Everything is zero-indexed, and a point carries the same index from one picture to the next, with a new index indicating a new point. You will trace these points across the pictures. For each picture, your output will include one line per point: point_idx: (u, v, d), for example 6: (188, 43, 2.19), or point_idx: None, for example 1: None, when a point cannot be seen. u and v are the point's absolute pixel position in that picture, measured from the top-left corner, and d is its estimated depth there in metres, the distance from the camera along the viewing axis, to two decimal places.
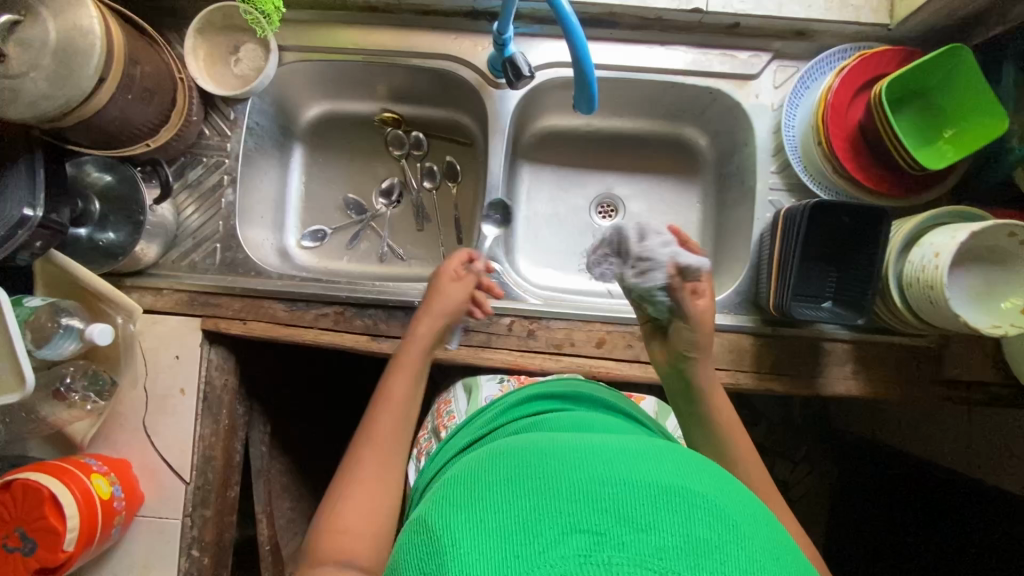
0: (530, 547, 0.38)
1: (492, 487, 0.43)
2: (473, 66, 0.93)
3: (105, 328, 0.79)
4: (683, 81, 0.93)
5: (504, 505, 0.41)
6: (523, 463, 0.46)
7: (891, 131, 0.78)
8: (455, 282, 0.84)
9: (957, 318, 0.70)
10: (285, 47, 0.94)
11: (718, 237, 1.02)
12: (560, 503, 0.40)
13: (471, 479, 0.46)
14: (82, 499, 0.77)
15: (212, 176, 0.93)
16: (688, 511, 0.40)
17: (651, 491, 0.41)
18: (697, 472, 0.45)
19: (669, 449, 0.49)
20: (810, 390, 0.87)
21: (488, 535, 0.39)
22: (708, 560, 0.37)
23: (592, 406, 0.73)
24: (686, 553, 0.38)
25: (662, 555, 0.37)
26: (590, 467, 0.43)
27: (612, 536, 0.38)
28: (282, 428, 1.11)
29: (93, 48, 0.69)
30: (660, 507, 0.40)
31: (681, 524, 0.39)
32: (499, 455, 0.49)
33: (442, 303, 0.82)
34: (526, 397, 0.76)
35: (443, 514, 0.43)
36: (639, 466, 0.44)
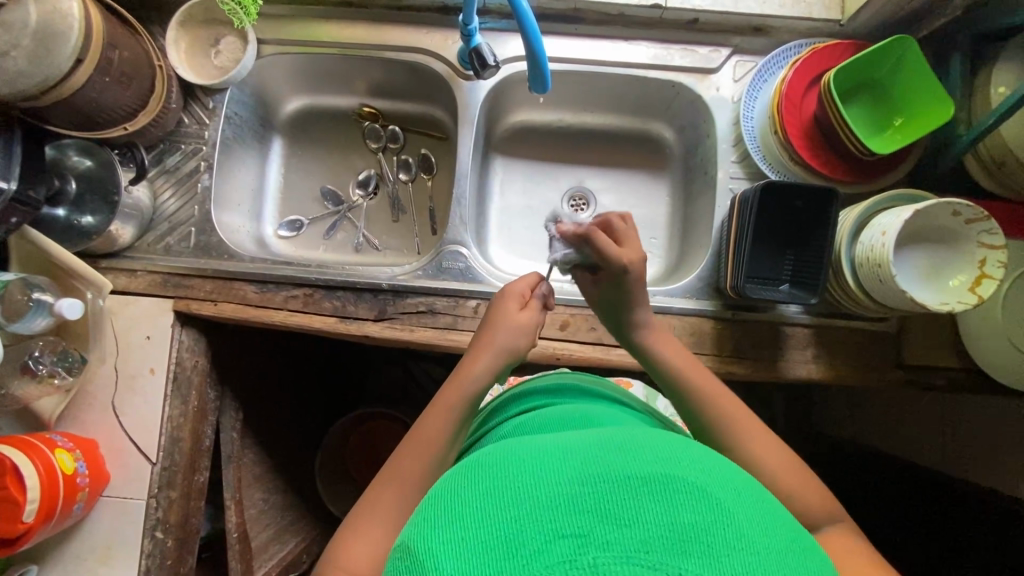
0: (515, 563, 0.36)
1: (471, 502, 0.41)
2: (444, 58, 0.97)
3: (74, 302, 0.81)
4: (646, 74, 0.96)
5: (487, 520, 0.39)
6: (500, 472, 0.43)
7: (840, 119, 0.81)
8: (524, 311, 0.75)
9: (904, 295, 0.71)
10: (264, 40, 0.98)
11: (685, 228, 1.04)
12: (541, 510, 0.39)
13: (448, 494, 0.44)
14: (46, 473, 0.78)
15: (189, 163, 0.96)
16: (670, 497, 0.39)
17: (629, 482, 0.40)
18: (675, 454, 0.44)
19: (645, 434, 0.47)
20: (771, 374, 0.88)
21: (470, 555, 0.37)
22: (696, 546, 0.36)
23: (582, 399, 0.72)
24: (672, 542, 0.36)
25: (647, 547, 0.36)
26: (568, 469, 0.42)
27: (596, 536, 0.37)
28: (255, 417, 1.12)
29: (71, 30, 0.72)
30: (641, 498, 0.39)
31: (664, 512, 0.38)
32: (474, 464, 0.47)
33: (511, 334, 0.72)
34: (515, 396, 0.76)
35: (421, 534, 0.40)
36: (616, 458, 0.42)
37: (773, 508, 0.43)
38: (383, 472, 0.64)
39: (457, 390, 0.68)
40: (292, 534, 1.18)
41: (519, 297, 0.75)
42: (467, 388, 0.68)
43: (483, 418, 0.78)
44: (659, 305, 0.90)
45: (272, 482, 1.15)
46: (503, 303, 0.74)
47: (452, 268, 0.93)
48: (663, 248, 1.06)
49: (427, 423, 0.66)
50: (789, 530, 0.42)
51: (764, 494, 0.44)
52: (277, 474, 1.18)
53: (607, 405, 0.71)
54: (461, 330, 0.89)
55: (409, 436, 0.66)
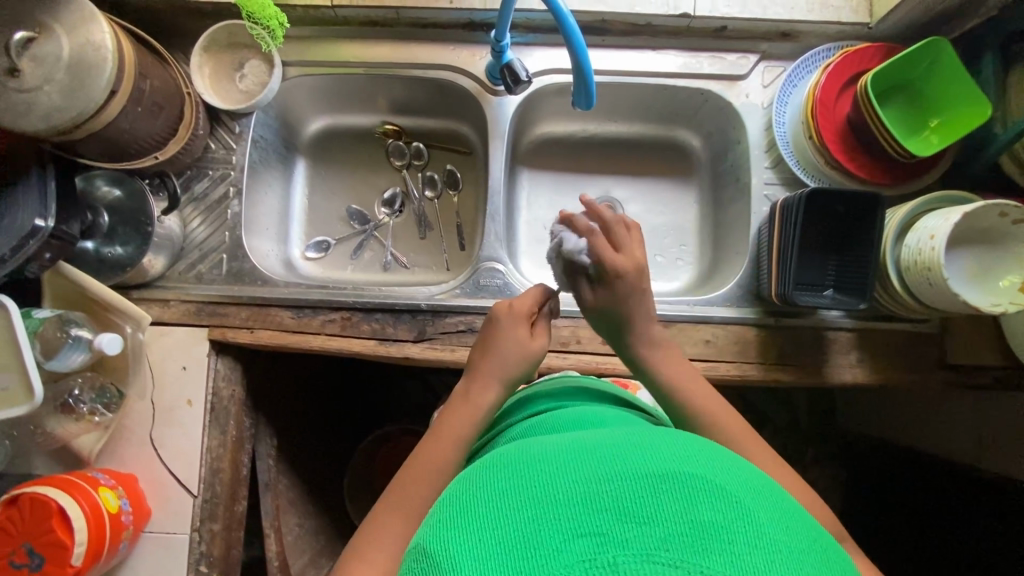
0: (532, 563, 0.36)
1: (486, 504, 0.41)
2: (472, 74, 0.96)
3: (114, 337, 0.80)
4: (675, 83, 0.96)
5: (504, 522, 0.39)
6: (515, 475, 0.43)
7: (879, 121, 0.81)
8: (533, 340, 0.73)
9: (957, 297, 0.71)
10: (288, 63, 0.97)
11: (715, 235, 1.04)
12: (558, 511, 0.38)
13: (462, 496, 0.43)
14: (92, 513, 0.76)
15: (218, 189, 0.94)
16: (689, 495, 0.38)
17: (647, 481, 0.39)
18: (695, 454, 0.43)
19: (661, 435, 0.47)
20: (815, 379, 0.87)
21: (489, 558, 0.37)
22: (716, 543, 0.35)
23: (592, 396, 0.71)
24: (690, 539, 0.36)
25: (667, 545, 0.35)
26: (584, 470, 0.41)
27: (614, 535, 0.36)
28: (289, 442, 1.10)
29: (105, 61, 0.71)
30: (659, 497, 0.38)
31: (683, 510, 0.37)
32: (488, 468, 0.46)
33: (518, 360, 0.71)
34: (525, 398, 0.74)
35: (437, 538, 0.40)
36: (634, 458, 0.42)
37: (792, 506, 0.42)
38: (383, 499, 0.63)
39: (463, 419, 0.67)
40: (328, 558, 1.16)
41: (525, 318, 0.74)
42: (470, 418, 0.67)
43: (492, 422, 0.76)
44: (701, 314, 0.89)
45: (306, 506, 1.14)
46: (513, 331, 0.72)
47: (489, 285, 0.92)
48: (694, 255, 1.06)
49: (425, 451, 0.65)
50: (813, 532, 0.40)
51: (784, 496, 0.43)
52: (312, 499, 1.16)
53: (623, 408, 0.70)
54: None
55: (407, 464, 0.65)
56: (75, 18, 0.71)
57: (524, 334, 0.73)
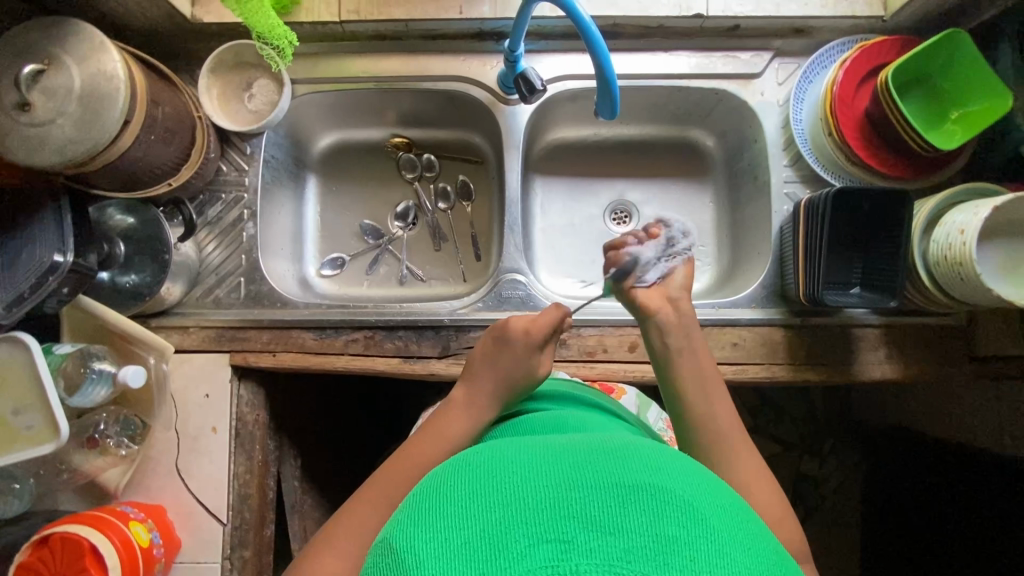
0: (499, 564, 0.36)
1: (456, 500, 0.40)
2: (484, 84, 0.95)
3: (138, 370, 0.78)
4: (689, 84, 0.95)
5: (471, 521, 0.39)
6: (487, 473, 0.42)
7: (900, 116, 0.80)
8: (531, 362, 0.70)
9: (991, 292, 0.70)
10: (297, 80, 0.96)
11: (734, 235, 1.04)
12: (528, 514, 0.38)
13: (434, 489, 0.43)
14: (124, 549, 0.75)
15: (232, 212, 0.93)
16: (658, 508, 0.38)
17: (617, 490, 0.39)
18: (669, 465, 0.43)
19: (639, 442, 0.46)
20: (844, 377, 0.87)
21: (453, 557, 0.37)
22: (677, 559, 0.36)
23: (584, 405, 0.70)
24: (652, 553, 0.36)
25: (629, 556, 0.36)
26: (555, 472, 0.41)
27: (578, 543, 0.37)
28: (313, 462, 1.09)
29: (118, 91, 0.70)
30: (628, 508, 0.38)
31: (649, 523, 0.37)
32: (460, 462, 0.45)
33: (518, 389, 0.69)
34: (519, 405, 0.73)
35: (403, 530, 0.40)
36: (609, 465, 0.42)
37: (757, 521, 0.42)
38: (367, 484, 0.63)
39: (456, 419, 0.67)
40: None
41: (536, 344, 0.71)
42: (461, 422, 0.67)
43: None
44: (727, 317, 0.89)
45: None
46: (511, 353, 0.70)
47: (512, 296, 0.91)
48: (712, 255, 1.05)
49: (417, 447, 0.65)
50: (773, 547, 0.41)
51: (750, 509, 0.43)
52: None
53: (616, 421, 0.68)
54: None
55: (395, 455, 0.65)
56: (85, 48, 0.70)
57: (533, 362, 0.70)
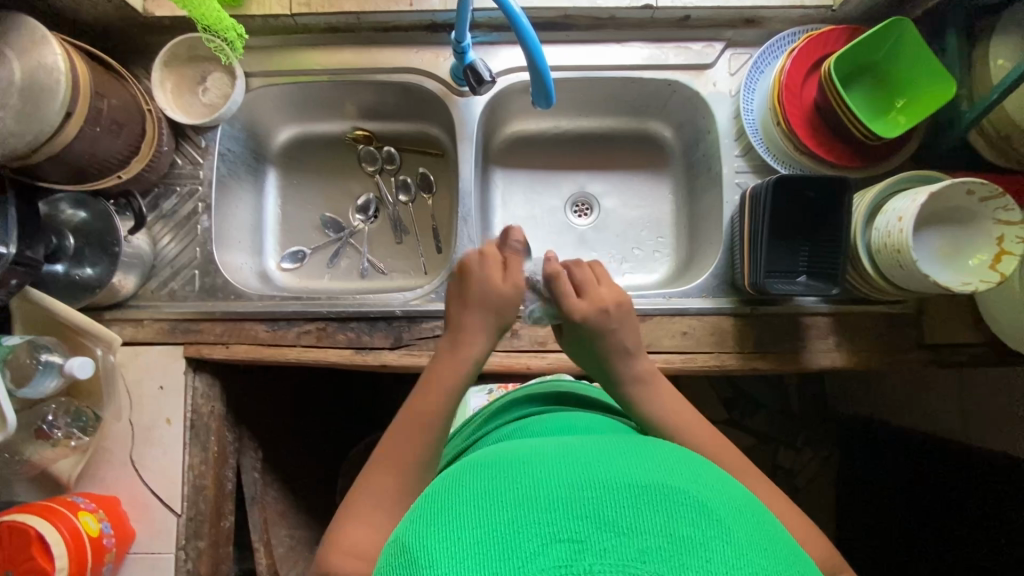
0: (511, 563, 0.36)
1: (469, 503, 0.41)
2: (436, 76, 0.96)
3: (85, 361, 0.79)
4: (642, 75, 0.95)
5: (483, 521, 0.39)
6: (500, 476, 0.43)
7: (844, 105, 0.80)
8: (503, 285, 0.72)
9: (927, 279, 0.71)
10: (251, 73, 0.96)
11: (691, 225, 1.04)
12: (539, 513, 0.39)
13: (446, 494, 0.44)
14: (71, 538, 0.76)
15: (187, 205, 0.94)
16: (670, 508, 0.39)
17: (629, 491, 0.40)
18: (680, 470, 0.44)
19: (651, 449, 0.48)
20: (794, 365, 0.87)
21: (464, 554, 0.37)
22: (693, 559, 0.36)
23: (576, 402, 0.71)
24: (668, 553, 0.36)
25: (644, 558, 0.36)
26: (567, 474, 0.42)
27: (592, 543, 0.37)
28: (276, 454, 1.09)
29: (59, 83, 0.70)
30: (640, 508, 0.39)
31: (662, 523, 0.38)
32: (475, 468, 0.47)
33: (513, 304, 0.73)
34: (515, 400, 0.73)
35: (415, 531, 0.41)
36: (620, 469, 0.43)
37: (775, 528, 0.43)
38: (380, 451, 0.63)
39: (467, 347, 0.70)
40: None
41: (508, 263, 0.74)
42: (473, 356, 0.69)
43: (475, 424, 0.74)
44: (677, 306, 0.89)
45: (298, 516, 1.13)
46: (482, 284, 0.72)
47: None
48: (671, 246, 1.06)
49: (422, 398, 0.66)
50: (794, 553, 0.41)
51: (768, 517, 0.44)
52: (305, 510, 1.15)
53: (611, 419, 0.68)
54: None
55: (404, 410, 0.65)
56: (26, 42, 0.71)
57: (510, 275, 0.73)
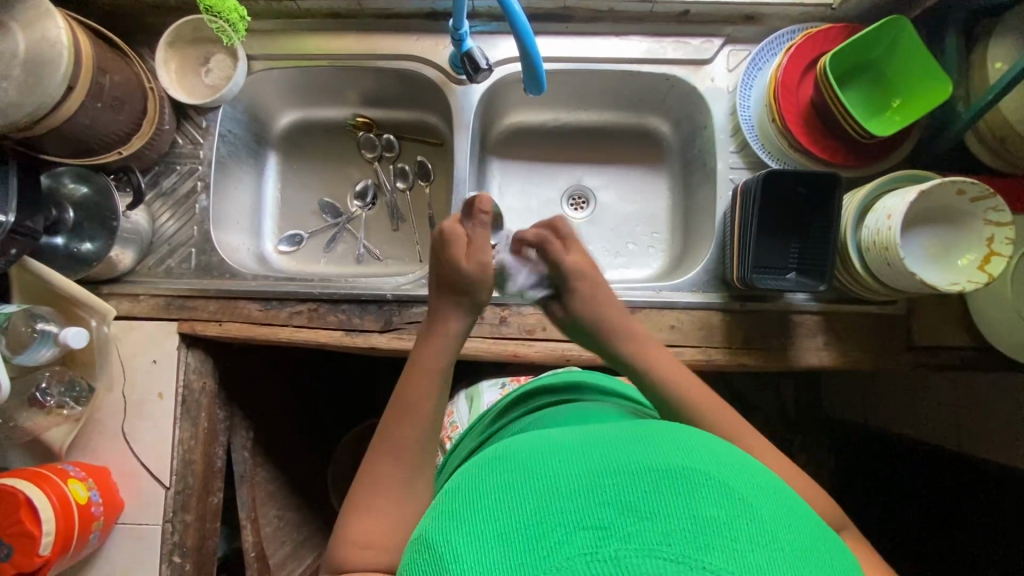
0: (543, 556, 0.37)
1: (495, 497, 0.43)
2: (435, 64, 0.96)
3: (79, 331, 0.80)
4: (639, 69, 0.96)
5: (513, 515, 0.41)
6: (525, 469, 0.45)
7: (839, 103, 0.80)
8: (469, 261, 0.71)
9: (913, 277, 0.70)
10: (253, 56, 0.98)
11: (686, 221, 1.04)
12: (562, 504, 0.40)
13: (471, 490, 0.45)
14: (59, 504, 0.77)
15: (186, 184, 0.95)
16: (690, 490, 0.40)
17: (651, 476, 0.41)
18: (699, 451, 0.45)
19: (669, 431, 0.49)
20: (783, 362, 0.87)
21: (499, 551, 0.39)
22: (718, 539, 0.37)
23: (586, 392, 0.72)
24: (694, 534, 0.37)
25: (669, 540, 0.37)
26: (588, 463, 0.43)
27: (617, 527, 0.38)
28: (266, 435, 1.10)
29: (61, 57, 0.72)
30: (661, 492, 0.40)
31: (684, 505, 0.39)
32: (498, 460, 0.48)
33: (480, 288, 0.72)
34: (525, 396, 0.74)
35: (448, 529, 0.42)
36: (639, 454, 0.44)
37: (796, 505, 0.44)
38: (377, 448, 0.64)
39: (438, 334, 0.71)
40: (311, 548, 1.16)
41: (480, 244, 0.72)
42: (446, 343, 0.70)
43: (488, 419, 0.75)
44: (666, 299, 0.89)
45: (287, 497, 1.14)
46: (447, 263, 0.71)
47: None
48: (666, 242, 1.06)
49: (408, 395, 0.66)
50: (817, 530, 0.42)
51: (788, 493, 0.45)
52: (294, 492, 1.16)
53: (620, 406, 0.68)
54: (466, 336, 0.90)
55: (396, 410, 0.65)
56: (31, 15, 0.73)
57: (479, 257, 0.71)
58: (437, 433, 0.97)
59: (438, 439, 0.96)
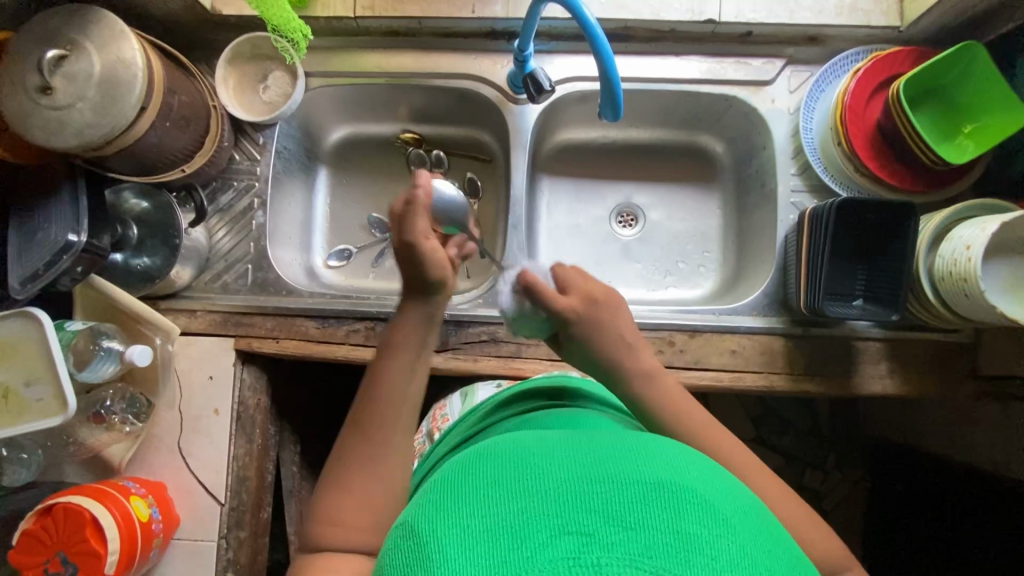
0: (520, 554, 0.36)
1: (478, 491, 0.41)
2: (494, 83, 0.96)
3: (144, 349, 0.81)
4: (699, 89, 0.95)
5: (494, 510, 0.39)
6: (513, 467, 0.43)
7: (911, 128, 0.79)
8: (417, 237, 0.63)
9: (993, 309, 0.69)
10: (311, 73, 0.98)
11: (740, 242, 1.03)
12: (547, 506, 0.38)
13: (454, 483, 0.44)
14: (123, 522, 0.77)
15: (243, 200, 0.96)
16: (677, 507, 0.38)
17: (637, 489, 0.39)
18: (687, 466, 0.44)
19: (655, 445, 0.47)
20: (844, 388, 0.86)
21: (476, 543, 0.37)
22: (698, 557, 0.35)
23: (581, 399, 0.68)
24: (674, 550, 0.36)
25: (651, 553, 0.35)
26: (577, 469, 0.42)
27: (600, 536, 0.36)
28: (311, 448, 1.10)
29: (136, 78, 0.72)
30: (647, 504, 0.38)
31: (669, 520, 0.37)
32: (484, 456, 0.46)
33: (435, 270, 0.63)
34: (527, 395, 0.69)
35: (431, 517, 0.40)
36: (628, 465, 0.42)
37: (782, 539, 0.42)
38: (349, 423, 0.60)
39: (406, 318, 0.65)
40: None
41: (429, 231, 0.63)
42: (413, 330, 0.64)
43: (477, 416, 0.71)
44: (727, 323, 0.88)
45: None
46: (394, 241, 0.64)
47: (512, 294, 0.92)
48: (717, 262, 1.05)
49: (389, 368, 0.62)
50: (795, 556, 0.41)
51: (776, 525, 0.43)
52: None
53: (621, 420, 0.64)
54: (524, 358, 0.89)
55: (365, 390, 0.62)
56: (105, 35, 0.72)
57: (417, 241, 0.62)
58: (423, 423, 0.91)
59: (426, 428, 0.90)
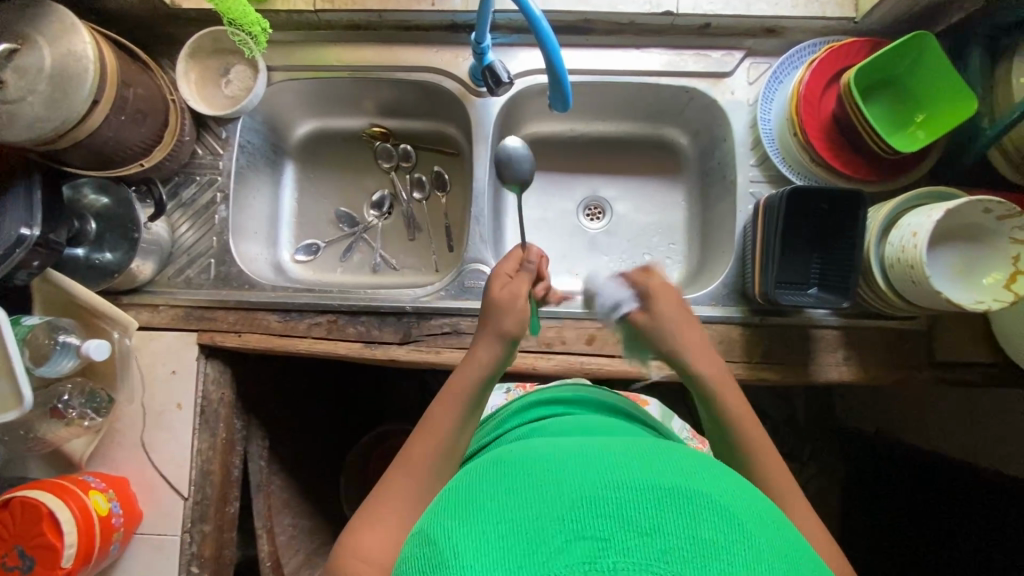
0: (535, 559, 0.35)
1: (493, 496, 0.40)
2: (454, 76, 0.97)
3: (102, 343, 0.81)
4: (659, 81, 0.95)
5: (509, 515, 0.38)
6: (527, 470, 0.42)
7: (863, 118, 0.80)
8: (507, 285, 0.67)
9: (938, 295, 0.70)
10: (274, 67, 0.98)
11: (704, 233, 1.04)
12: (563, 510, 0.38)
13: (469, 487, 0.43)
14: (82, 516, 0.77)
15: (206, 194, 0.96)
16: (692, 510, 0.37)
17: (653, 491, 0.38)
18: (703, 469, 0.42)
19: (673, 447, 0.46)
20: (802, 377, 0.87)
21: (491, 547, 0.36)
22: (715, 563, 0.35)
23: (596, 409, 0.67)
24: (690, 556, 0.35)
25: (667, 559, 0.35)
26: (591, 470, 0.41)
27: (616, 541, 0.36)
28: (280, 443, 1.10)
29: (87, 72, 0.72)
30: (662, 507, 0.37)
31: (684, 524, 0.36)
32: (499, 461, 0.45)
33: (507, 314, 0.65)
34: (541, 402, 0.68)
35: (444, 521, 0.40)
36: (642, 465, 0.41)
37: (798, 541, 0.41)
38: (397, 461, 0.61)
39: (479, 354, 0.65)
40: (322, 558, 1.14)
41: (515, 278, 0.69)
42: (478, 369, 0.63)
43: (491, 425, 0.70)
44: None
45: (301, 506, 1.14)
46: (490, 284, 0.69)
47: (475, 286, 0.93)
48: (683, 254, 1.06)
49: (439, 411, 0.62)
50: (811, 558, 0.40)
51: (790, 527, 0.42)
52: (307, 500, 1.16)
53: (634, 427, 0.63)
54: None
55: (419, 429, 0.62)
56: (56, 29, 0.72)
57: (507, 287, 0.67)
58: None
59: None
